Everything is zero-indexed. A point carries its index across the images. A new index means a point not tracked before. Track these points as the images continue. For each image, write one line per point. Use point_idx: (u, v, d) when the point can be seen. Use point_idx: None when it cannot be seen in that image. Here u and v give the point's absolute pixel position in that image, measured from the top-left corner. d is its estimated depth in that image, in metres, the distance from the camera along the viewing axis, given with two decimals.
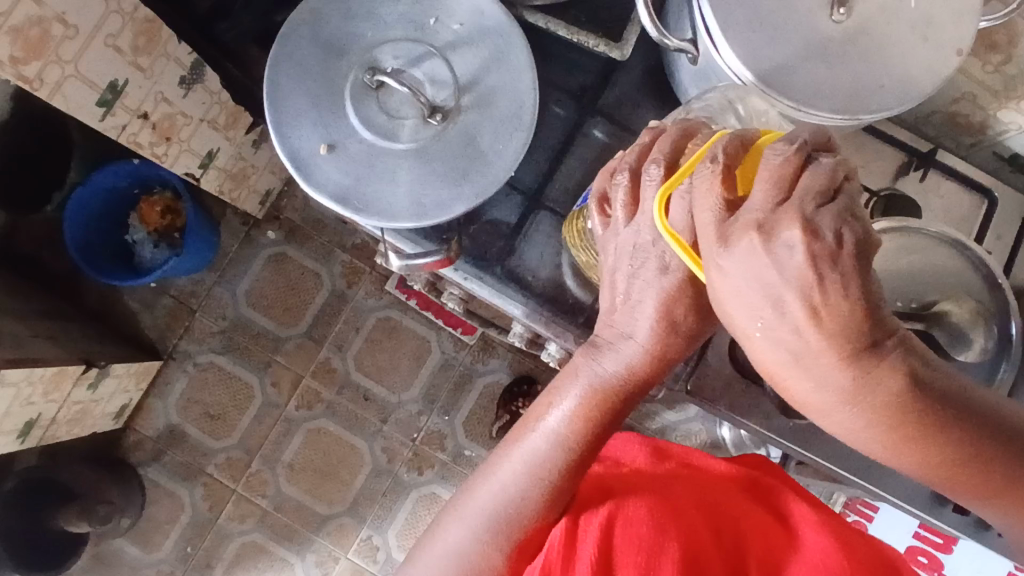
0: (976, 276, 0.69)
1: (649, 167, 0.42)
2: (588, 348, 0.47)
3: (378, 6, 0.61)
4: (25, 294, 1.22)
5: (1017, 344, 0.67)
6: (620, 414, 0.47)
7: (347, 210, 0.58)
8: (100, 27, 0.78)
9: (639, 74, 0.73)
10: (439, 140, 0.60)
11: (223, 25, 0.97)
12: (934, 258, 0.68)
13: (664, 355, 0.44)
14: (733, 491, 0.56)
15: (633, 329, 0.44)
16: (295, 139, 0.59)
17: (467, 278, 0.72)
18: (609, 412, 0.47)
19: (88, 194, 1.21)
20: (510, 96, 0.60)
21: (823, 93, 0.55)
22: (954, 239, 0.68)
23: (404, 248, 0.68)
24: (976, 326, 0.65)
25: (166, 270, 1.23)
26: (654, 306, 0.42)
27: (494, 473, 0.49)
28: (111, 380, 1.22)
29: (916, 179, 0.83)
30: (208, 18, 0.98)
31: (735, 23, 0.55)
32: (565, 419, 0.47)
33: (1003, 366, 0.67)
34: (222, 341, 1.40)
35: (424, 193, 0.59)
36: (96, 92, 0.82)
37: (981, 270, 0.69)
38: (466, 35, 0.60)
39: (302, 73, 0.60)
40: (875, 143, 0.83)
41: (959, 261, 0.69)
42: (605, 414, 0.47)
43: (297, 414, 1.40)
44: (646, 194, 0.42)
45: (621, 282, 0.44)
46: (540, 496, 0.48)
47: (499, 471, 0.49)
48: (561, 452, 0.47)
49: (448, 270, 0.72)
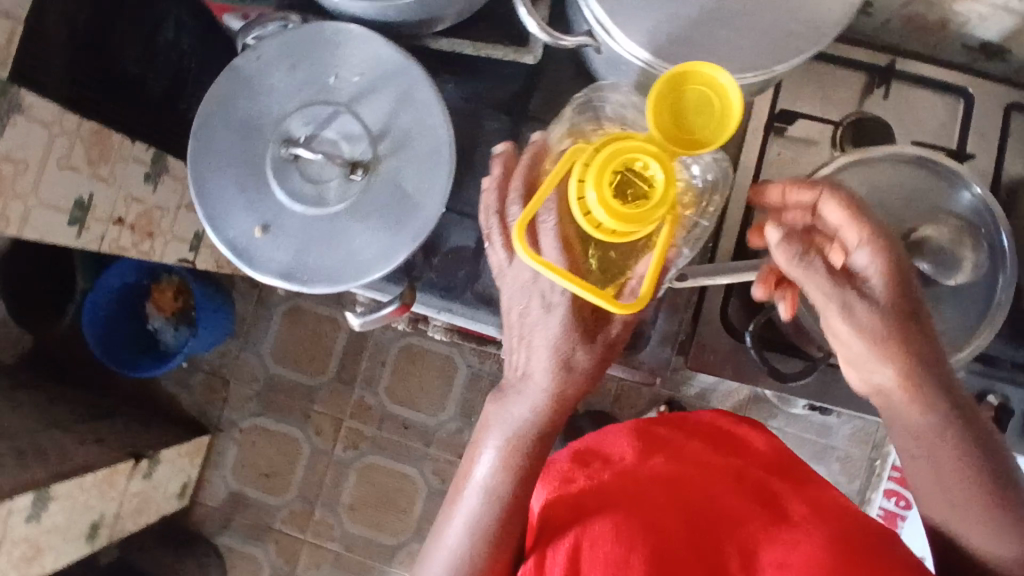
0: (953, 190, 0.65)
1: (510, 208, 0.44)
2: (497, 396, 0.50)
3: (278, 77, 0.61)
4: (68, 402, 1.29)
5: (1011, 254, 0.63)
6: (544, 452, 0.49)
7: (295, 284, 0.60)
8: (49, 152, 0.81)
9: (564, 67, 0.72)
10: (366, 194, 0.60)
11: (183, 106, 1.03)
12: (903, 182, 0.65)
13: (565, 395, 0.47)
14: (723, 489, 0.54)
15: (532, 371, 0.47)
16: (231, 228, 0.60)
17: (440, 311, 0.72)
18: (534, 455, 0.49)
19: (100, 297, 1.27)
20: (425, 133, 0.59)
21: (731, 55, 0.53)
22: (920, 158, 0.65)
23: (376, 295, 0.71)
24: (962, 243, 0.62)
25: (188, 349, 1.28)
26: (546, 346, 0.45)
27: (442, 533, 0.49)
28: (164, 465, 1.28)
29: (881, 97, 0.79)
30: (163, 102, 1.01)
31: (624, 8, 0.53)
32: (492, 471, 0.49)
33: (1001, 280, 0.63)
34: (260, 403, 1.45)
35: (360, 250, 0.60)
36: (63, 213, 0.85)
37: (957, 184, 0.65)
38: (368, 83, 0.60)
39: (223, 162, 0.61)
40: (829, 71, 0.79)
41: (932, 178, 0.65)
42: (529, 456, 0.49)
43: (345, 456, 1.43)
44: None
45: (514, 323, 0.47)
46: (488, 546, 0.48)
47: (446, 530, 0.49)
48: (495, 505, 0.48)
49: (422, 307, 0.73)
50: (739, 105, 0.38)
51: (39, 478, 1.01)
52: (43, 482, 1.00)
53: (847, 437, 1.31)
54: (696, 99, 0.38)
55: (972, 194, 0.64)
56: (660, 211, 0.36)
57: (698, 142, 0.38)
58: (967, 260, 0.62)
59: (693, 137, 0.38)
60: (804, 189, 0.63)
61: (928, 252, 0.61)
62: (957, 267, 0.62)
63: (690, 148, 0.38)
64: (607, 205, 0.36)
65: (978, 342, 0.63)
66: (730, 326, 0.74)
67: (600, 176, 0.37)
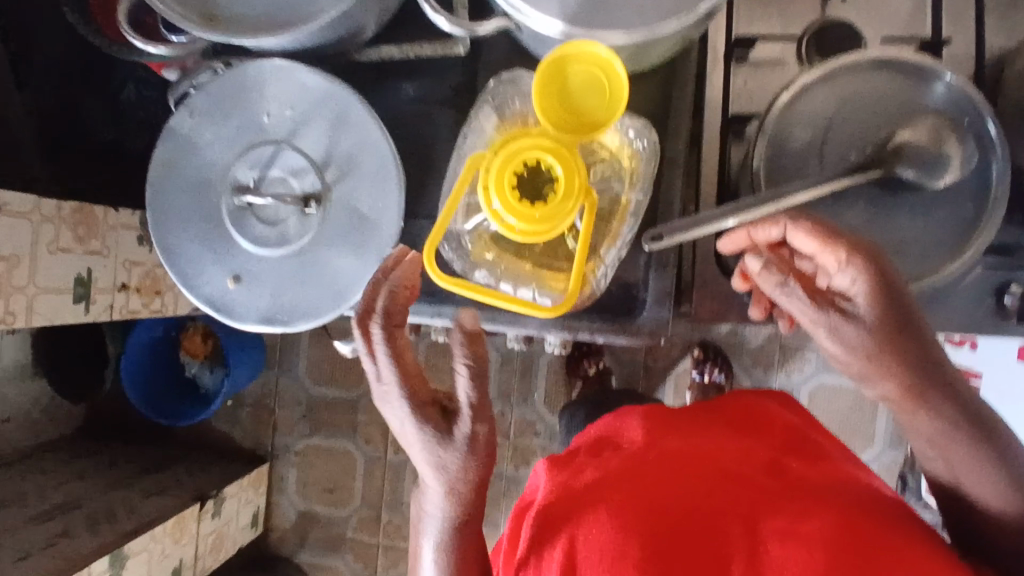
0: (925, 86, 0.61)
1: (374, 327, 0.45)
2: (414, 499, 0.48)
3: (215, 129, 0.61)
4: (130, 460, 1.35)
5: (999, 139, 0.59)
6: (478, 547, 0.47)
7: (277, 326, 0.60)
8: (38, 240, 0.84)
9: (502, 47, 0.70)
10: (326, 225, 0.60)
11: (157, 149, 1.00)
12: (871, 90, 0.61)
13: (461, 499, 0.45)
14: (736, 465, 0.52)
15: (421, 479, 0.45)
16: (205, 286, 0.61)
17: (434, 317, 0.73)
18: (465, 552, 0.46)
19: (132, 357, 1.31)
20: (367, 151, 0.59)
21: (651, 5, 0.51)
22: (882, 60, 0.61)
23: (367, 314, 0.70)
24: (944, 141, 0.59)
25: (225, 393, 1.31)
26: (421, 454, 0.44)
27: None
28: (230, 501, 1.34)
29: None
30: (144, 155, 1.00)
31: None
32: (435, 565, 0.47)
33: (993, 169, 0.60)
34: (308, 424, 1.49)
35: (331, 278, 0.60)
36: (67, 293, 0.88)
37: (929, 78, 0.61)
38: (302, 115, 0.60)
39: (183, 223, 0.61)
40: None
41: (901, 79, 0.61)
42: (461, 554, 0.46)
43: (398, 458, 1.46)
44: (381, 350, 0.45)
45: (397, 426, 0.46)
46: None
47: None
48: None
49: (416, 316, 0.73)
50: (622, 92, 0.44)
51: (112, 539, 1.06)
52: (117, 542, 1.06)
53: None
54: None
55: (947, 85, 0.60)
56: (567, 203, 0.42)
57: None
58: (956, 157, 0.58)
59: (589, 119, 0.50)
60: (765, 119, 0.61)
61: (908, 158, 0.58)
62: (943, 167, 0.58)
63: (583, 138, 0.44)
64: (513, 209, 0.43)
65: (975, 245, 0.60)
66: (726, 270, 0.72)
67: (504, 177, 0.43)
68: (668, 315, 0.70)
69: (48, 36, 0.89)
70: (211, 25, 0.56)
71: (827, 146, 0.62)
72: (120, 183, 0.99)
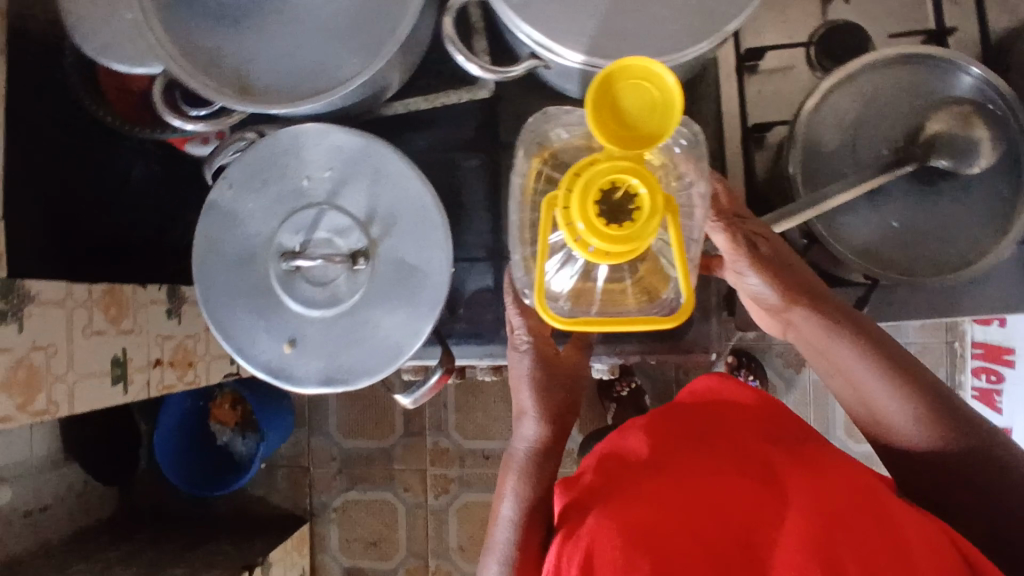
0: (948, 77, 0.62)
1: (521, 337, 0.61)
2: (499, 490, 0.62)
3: (256, 198, 0.61)
4: (170, 538, 1.33)
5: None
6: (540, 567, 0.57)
7: (338, 386, 0.60)
8: (73, 327, 0.83)
9: (519, 86, 0.71)
10: (375, 280, 0.60)
11: (180, 229, 1.03)
12: (894, 86, 0.63)
13: (530, 523, 0.58)
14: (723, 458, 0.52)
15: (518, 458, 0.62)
16: (261, 354, 0.61)
17: (485, 357, 0.73)
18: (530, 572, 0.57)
19: (164, 432, 1.30)
20: (410, 203, 0.59)
21: (677, 31, 0.53)
22: (902, 56, 0.62)
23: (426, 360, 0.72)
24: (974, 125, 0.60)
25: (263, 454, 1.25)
26: (532, 434, 0.62)
27: None
28: (277, 566, 1.30)
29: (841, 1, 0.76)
30: (162, 232, 1.02)
31: (559, 23, 0.53)
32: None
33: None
34: (344, 478, 1.43)
35: (388, 334, 0.60)
36: (105, 376, 0.88)
37: (950, 69, 0.62)
38: (341, 175, 0.60)
39: (232, 294, 0.61)
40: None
41: (922, 72, 0.63)
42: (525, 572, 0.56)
43: (439, 502, 1.40)
44: (523, 359, 0.61)
45: (517, 401, 0.63)
46: None
47: None
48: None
49: (468, 359, 0.74)
50: (678, 93, 0.36)
51: None
52: None
53: (918, 328, 1.27)
54: (638, 96, 0.37)
55: (970, 74, 0.62)
56: (654, 218, 0.36)
57: (653, 138, 0.37)
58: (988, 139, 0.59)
59: (643, 132, 0.37)
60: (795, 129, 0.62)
61: (938, 146, 0.59)
62: (976, 153, 0.59)
63: (651, 146, 0.37)
64: (599, 233, 0.36)
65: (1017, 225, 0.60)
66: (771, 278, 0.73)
67: (586, 207, 0.36)
68: (711, 328, 0.72)
69: (46, 119, 0.87)
70: (247, 97, 0.57)
71: (857, 145, 0.63)
72: (145, 261, 1.00)
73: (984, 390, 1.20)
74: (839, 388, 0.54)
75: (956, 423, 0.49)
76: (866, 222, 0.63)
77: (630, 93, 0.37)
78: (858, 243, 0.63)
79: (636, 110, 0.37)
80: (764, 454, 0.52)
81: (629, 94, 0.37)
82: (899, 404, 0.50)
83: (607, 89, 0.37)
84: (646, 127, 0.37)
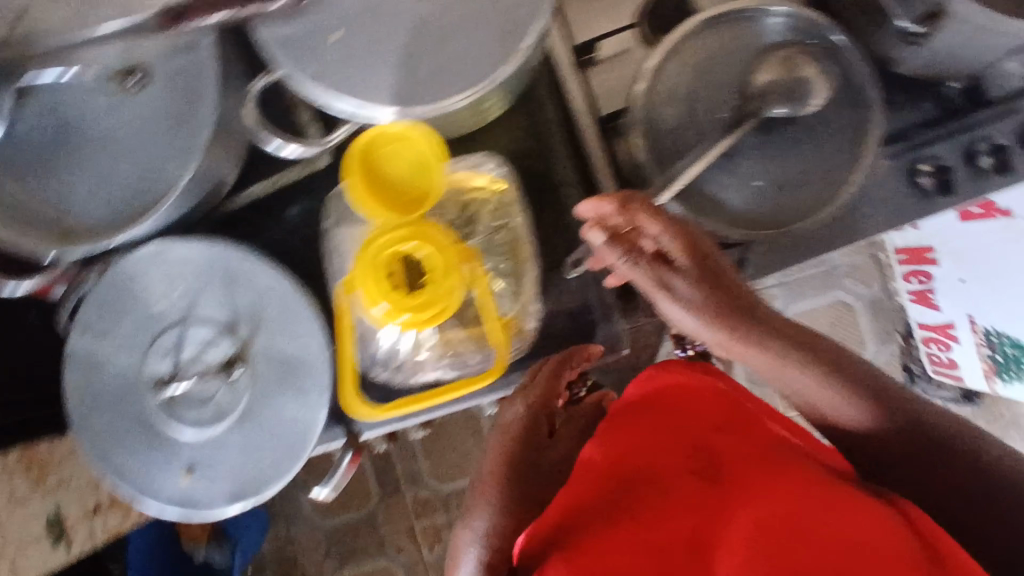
0: (764, 24, 0.63)
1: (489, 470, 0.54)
2: None
3: (113, 334, 0.58)
4: None
5: (847, 46, 0.61)
6: None
7: (251, 499, 0.57)
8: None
9: None
10: (256, 382, 0.57)
11: None
12: (716, 50, 0.63)
13: None
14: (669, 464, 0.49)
15: None
16: (163, 490, 0.58)
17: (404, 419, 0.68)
18: None
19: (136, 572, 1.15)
20: (269, 295, 0.57)
21: (482, 55, 0.50)
22: (714, 17, 0.62)
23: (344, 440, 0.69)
24: (798, 65, 0.61)
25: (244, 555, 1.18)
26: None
27: None
28: None
29: None
30: None
31: (360, 79, 0.50)
32: None
33: (857, 74, 0.61)
34: (335, 558, 1.39)
35: (285, 433, 0.57)
36: (33, 543, 0.81)
37: (764, 16, 0.62)
38: (192, 287, 0.58)
39: (116, 438, 0.58)
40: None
41: (739, 27, 0.63)
42: None
43: (435, 553, 1.37)
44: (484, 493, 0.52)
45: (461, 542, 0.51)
46: None
47: None
48: None
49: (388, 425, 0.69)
50: (433, 151, 0.53)
51: None
52: None
53: (842, 250, 1.30)
54: (401, 161, 0.54)
55: (784, 17, 0.62)
56: (441, 277, 0.52)
57: (423, 194, 0.54)
58: (813, 78, 0.61)
59: (419, 192, 0.54)
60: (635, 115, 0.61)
61: (776, 97, 0.61)
62: (811, 93, 0.61)
63: (424, 200, 0.54)
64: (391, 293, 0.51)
65: (870, 150, 0.61)
66: None
67: (377, 269, 0.51)
68: (618, 326, 0.69)
69: None
70: (70, 241, 0.54)
71: (698, 116, 0.62)
72: None
73: (916, 293, 1.23)
74: (771, 380, 0.52)
75: (890, 407, 0.50)
76: (731, 187, 0.62)
77: (400, 159, 0.54)
78: (729, 209, 0.62)
79: (408, 173, 0.54)
80: (711, 455, 0.50)
81: (394, 162, 0.54)
82: (838, 394, 0.50)
83: (372, 156, 0.53)
84: (415, 185, 0.54)
